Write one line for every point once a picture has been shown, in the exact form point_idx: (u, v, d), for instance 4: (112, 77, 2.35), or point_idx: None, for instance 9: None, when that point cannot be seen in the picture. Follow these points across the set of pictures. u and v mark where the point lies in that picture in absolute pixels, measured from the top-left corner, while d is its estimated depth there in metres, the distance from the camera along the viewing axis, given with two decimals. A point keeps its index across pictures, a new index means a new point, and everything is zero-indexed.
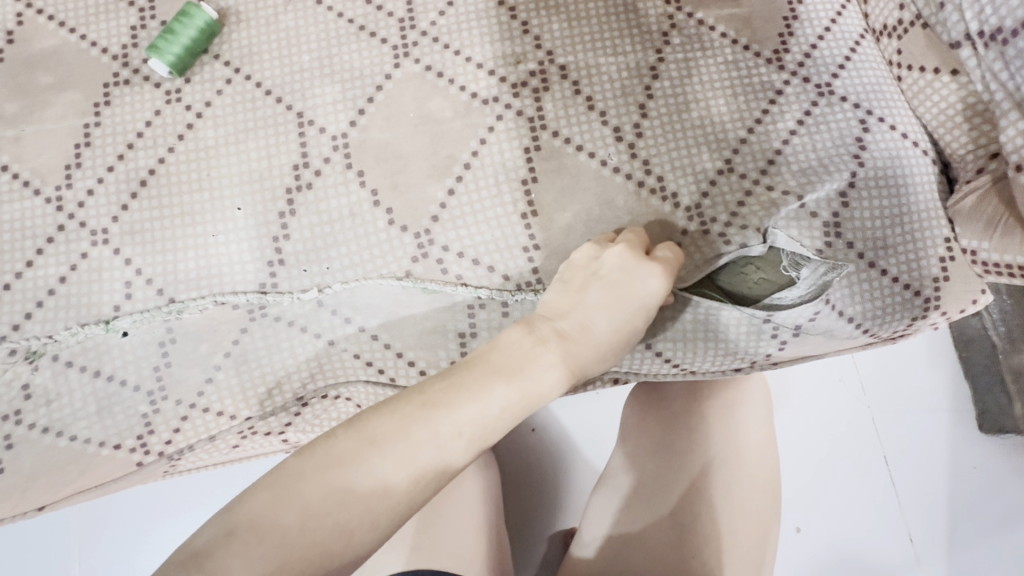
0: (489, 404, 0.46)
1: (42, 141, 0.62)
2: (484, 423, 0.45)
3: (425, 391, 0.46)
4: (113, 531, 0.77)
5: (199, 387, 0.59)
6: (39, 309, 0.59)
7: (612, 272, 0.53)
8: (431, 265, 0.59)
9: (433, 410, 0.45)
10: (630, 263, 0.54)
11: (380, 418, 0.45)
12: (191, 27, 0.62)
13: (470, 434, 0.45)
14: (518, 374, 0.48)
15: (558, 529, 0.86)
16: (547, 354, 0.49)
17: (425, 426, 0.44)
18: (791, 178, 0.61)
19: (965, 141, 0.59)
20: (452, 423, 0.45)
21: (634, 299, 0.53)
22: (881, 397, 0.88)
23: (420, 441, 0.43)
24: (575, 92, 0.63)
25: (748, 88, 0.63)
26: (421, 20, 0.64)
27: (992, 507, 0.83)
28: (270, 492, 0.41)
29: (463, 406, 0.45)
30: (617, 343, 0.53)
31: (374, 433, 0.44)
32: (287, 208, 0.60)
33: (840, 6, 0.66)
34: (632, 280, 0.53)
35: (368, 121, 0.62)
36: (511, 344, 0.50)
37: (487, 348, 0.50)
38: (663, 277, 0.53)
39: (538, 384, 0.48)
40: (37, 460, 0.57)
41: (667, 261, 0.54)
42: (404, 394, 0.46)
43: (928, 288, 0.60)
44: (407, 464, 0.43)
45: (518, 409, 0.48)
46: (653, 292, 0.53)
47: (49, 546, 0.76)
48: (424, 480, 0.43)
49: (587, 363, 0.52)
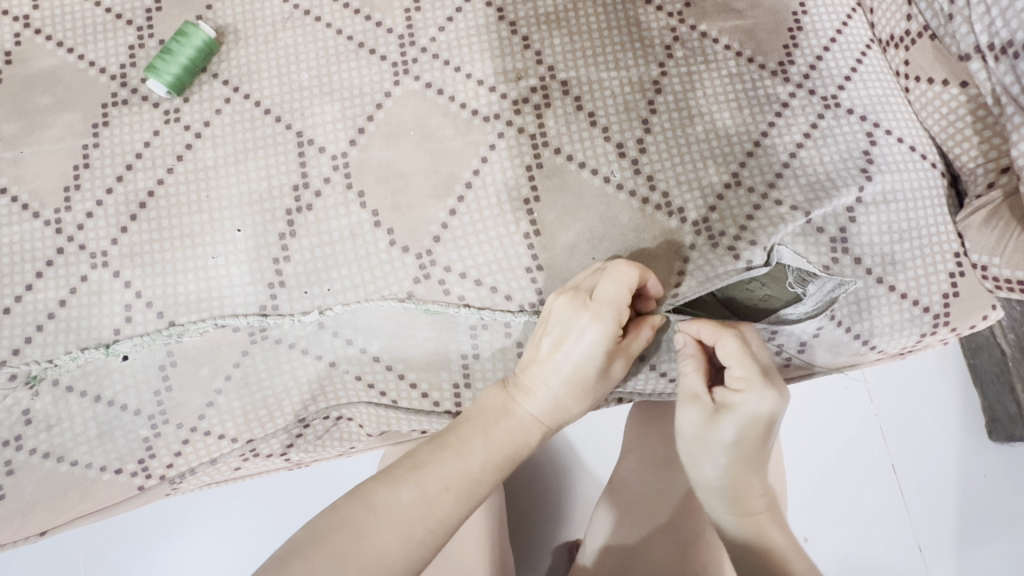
0: (471, 458, 0.49)
1: (41, 163, 0.61)
2: (469, 476, 0.48)
3: (415, 454, 0.49)
4: (120, 540, 0.80)
5: (199, 411, 0.58)
6: (39, 332, 0.58)
7: (555, 327, 0.53)
8: (433, 286, 0.59)
9: (420, 470, 0.47)
10: (569, 312, 0.53)
11: (376, 485, 0.47)
12: (189, 46, 0.61)
13: (457, 488, 0.47)
14: (495, 429, 0.51)
15: (561, 540, 0.85)
16: (524, 406, 0.52)
17: (415, 487, 0.47)
18: (799, 193, 0.59)
19: (974, 154, 0.58)
20: (438, 478, 0.47)
21: (572, 351, 0.52)
22: (886, 404, 0.88)
23: (413, 500, 0.46)
24: (578, 108, 0.62)
25: (754, 100, 0.63)
26: (421, 36, 0.63)
27: (996, 512, 0.84)
28: (278, 562, 0.43)
29: (447, 462, 0.48)
30: (570, 393, 0.52)
31: (371, 499, 0.46)
32: (287, 229, 0.59)
33: (846, 15, 0.65)
34: (569, 333, 0.52)
35: (368, 140, 0.61)
36: (493, 400, 0.53)
37: (472, 408, 0.53)
38: (596, 326, 0.51)
39: (519, 435, 0.51)
40: (38, 486, 0.57)
41: (604, 305, 0.51)
42: (398, 460, 0.49)
43: (937, 304, 0.59)
44: (402, 525, 0.45)
45: (503, 463, 0.50)
46: (591, 342, 0.51)
47: (58, 551, 0.80)
48: (420, 538, 0.45)
49: (551, 414, 0.52)
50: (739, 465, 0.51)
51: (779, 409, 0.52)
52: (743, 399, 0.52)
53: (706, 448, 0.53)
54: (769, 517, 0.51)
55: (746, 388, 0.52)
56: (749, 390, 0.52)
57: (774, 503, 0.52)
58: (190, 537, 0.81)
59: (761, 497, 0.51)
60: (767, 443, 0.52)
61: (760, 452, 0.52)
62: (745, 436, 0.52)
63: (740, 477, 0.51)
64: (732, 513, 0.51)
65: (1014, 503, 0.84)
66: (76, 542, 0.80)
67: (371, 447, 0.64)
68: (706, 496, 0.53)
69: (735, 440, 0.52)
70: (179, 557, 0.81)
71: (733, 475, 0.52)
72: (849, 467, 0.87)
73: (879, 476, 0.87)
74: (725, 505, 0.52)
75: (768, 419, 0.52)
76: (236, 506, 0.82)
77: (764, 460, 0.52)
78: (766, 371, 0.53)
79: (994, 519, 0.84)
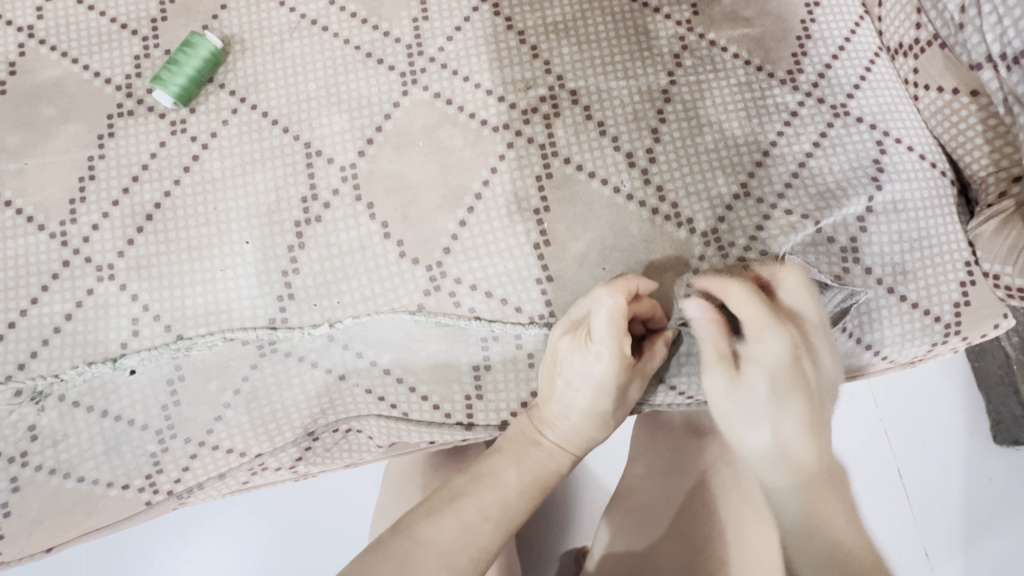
0: (506, 486, 0.51)
1: (45, 175, 0.60)
2: (507, 503, 0.50)
3: (451, 485, 0.51)
4: (127, 553, 0.80)
5: (208, 425, 0.58)
6: (45, 346, 0.58)
7: (564, 364, 0.53)
8: (444, 298, 0.58)
9: (459, 501, 0.49)
10: (573, 350, 0.53)
11: (420, 518, 0.48)
12: (196, 56, 0.61)
13: (495, 515, 0.49)
14: (526, 459, 0.52)
15: (568, 546, 0.85)
16: (549, 438, 0.54)
17: (456, 516, 0.48)
18: (809, 202, 0.60)
19: (985, 163, 0.57)
20: (478, 507, 0.49)
21: (585, 388, 0.52)
22: (892, 409, 0.88)
23: (455, 530, 0.47)
24: (587, 117, 0.62)
25: (763, 109, 0.62)
26: (429, 46, 0.63)
27: (1005, 513, 0.84)
28: None
29: (484, 492, 0.50)
30: (592, 423, 0.54)
31: (416, 531, 0.47)
32: (296, 241, 0.59)
33: (854, 23, 0.65)
34: (577, 371, 0.52)
35: (377, 151, 0.61)
36: (519, 431, 0.54)
37: (498, 441, 0.54)
38: (604, 361, 0.51)
39: (549, 462, 0.53)
40: (45, 503, 0.56)
41: (604, 344, 0.51)
42: (435, 492, 0.51)
43: (948, 313, 0.59)
44: (446, 556, 0.46)
45: (535, 490, 0.52)
46: (600, 378, 0.52)
47: (64, 562, 0.79)
48: (462, 567, 0.46)
49: (573, 444, 0.54)
50: (797, 442, 0.49)
51: (797, 345, 0.52)
52: (764, 346, 0.52)
53: (739, 409, 0.52)
54: (838, 506, 0.47)
55: (759, 338, 0.52)
56: (765, 338, 0.52)
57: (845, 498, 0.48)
58: (196, 548, 0.81)
59: (835, 496, 0.47)
60: (810, 401, 0.50)
61: (811, 417, 0.49)
62: (775, 385, 0.50)
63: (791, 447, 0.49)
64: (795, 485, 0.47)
65: (1019, 504, 0.84)
66: (81, 554, 0.79)
67: (379, 459, 0.63)
68: (758, 470, 0.50)
69: (771, 391, 0.50)
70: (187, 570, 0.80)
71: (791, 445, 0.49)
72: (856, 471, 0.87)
73: (885, 479, 0.86)
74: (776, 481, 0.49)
75: (791, 362, 0.51)
76: (244, 519, 0.82)
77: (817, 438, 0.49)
78: (773, 313, 0.53)
79: (1004, 521, 0.83)
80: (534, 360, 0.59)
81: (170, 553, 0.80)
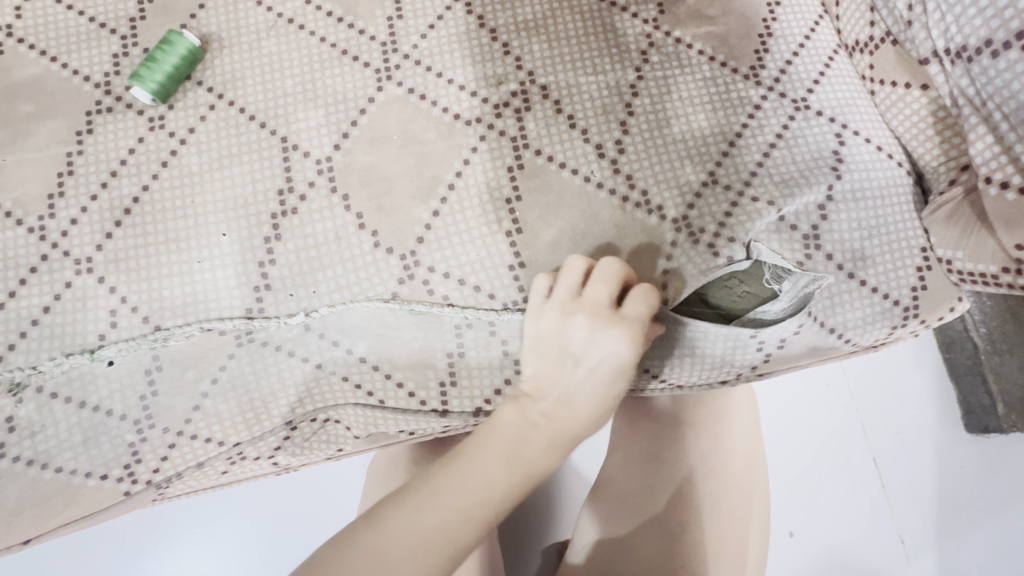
0: (492, 479, 0.49)
1: (23, 170, 0.61)
2: (490, 501, 0.48)
3: (432, 477, 0.49)
4: (110, 549, 0.80)
5: (185, 415, 0.59)
6: (23, 339, 0.58)
7: (578, 345, 0.55)
8: (417, 286, 0.60)
9: (439, 498, 0.47)
10: (596, 332, 0.55)
11: (394, 513, 0.47)
12: (173, 54, 0.62)
13: (477, 514, 0.48)
14: (514, 450, 0.51)
15: (552, 540, 0.86)
16: (540, 425, 0.53)
17: (434, 514, 0.47)
18: (774, 189, 0.62)
19: (937, 153, 0.60)
20: (461, 504, 0.47)
21: (601, 368, 0.55)
22: (865, 397, 0.91)
23: (432, 528, 0.46)
24: (557, 111, 0.64)
25: (728, 102, 0.65)
26: (403, 43, 0.65)
27: (976, 501, 0.86)
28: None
29: (469, 487, 0.48)
30: (595, 408, 0.55)
31: (388, 526, 0.46)
32: (272, 233, 0.60)
33: (813, 21, 0.67)
34: (597, 351, 0.55)
35: (352, 145, 0.62)
36: (507, 419, 0.53)
37: (484, 428, 0.53)
38: (628, 344, 0.55)
39: (540, 455, 0.52)
40: (21, 494, 0.56)
41: (635, 326, 0.55)
42: (413, 484, 0.49)
43: (906, 297, 0.61)
44: (420, 554, 0.45)
45: (520, 483, 0.50)
46: (619, 359, 0.54)
47: (46, 560, 0.79)
48: (438, 564, 0.46)
49: (566, 431, 0.53)
50: None
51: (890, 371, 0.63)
52: None
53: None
54: None
55: None
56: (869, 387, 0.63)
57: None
58: (180, 545, 0.81)
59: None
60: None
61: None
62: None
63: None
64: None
65: (990, 491, 0.86)
66: (63, 551, 0.80)
67: (360, 451, 0.63)
68: None
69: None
70: (170, 571, 0.80)
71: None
72: (832, 459, 0.89)
73: (860, 467, 0.89)
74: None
75: None
76: (228, 514, 0.82)
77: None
78: None
79: (975, 507, 0.85)
80: (507, 347, 0.60)
81: (153, 553, 0.80)
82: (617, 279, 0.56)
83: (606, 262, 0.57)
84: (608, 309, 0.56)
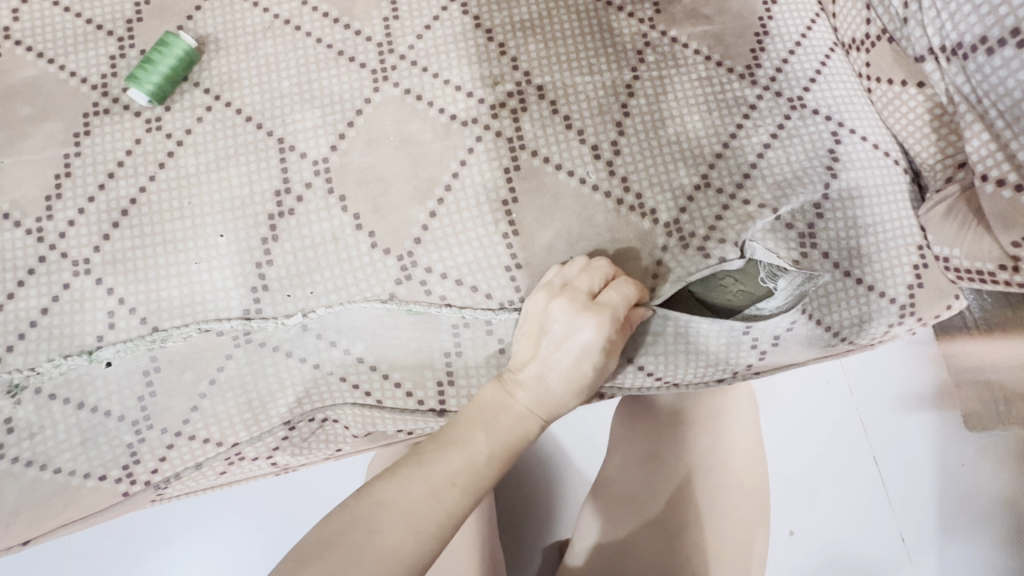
0: (475, 449, 0.51)
1: (21, 172, 0.61)
2: (475, 469, 0.50)
3: (420, 451, 0.52)
4: (109, 550, 0.80)
5: (183, 416, 0.59)
6: (21, 340, 0.58)
7: (555, 327, 0.56)
8: (415, 286, 0.60)
9: (425, 467, 0.50)
10: (570, 315, 0.56)
11: (386, 483, 0.49)
12: (170, 56, 0.62)
13: (463, 482, 0.50)
14: (496, 423, 0.53)
15: (553, 538, 0.86)
16: (521, 401, 0.55)
17: (422, 481, 0.49)
18: (766, 192, 0.62)
19: (933, 151, 0.60)
20: (445, 473, 0.50)
21: (573, 349, 0.55)
22: (865, 396, 0.91)
23: (422, 495, 0.48)
24: (553, 112, 0.64)
25: (723, 102, 0.65)
26: (399, 44, 0.65)
27: (979, 501, 0.86)
28: (293, 561, 0.45)
29: (453, 457, 0.50)
30: (569, 387, 0.56)
31: (382, 496, 0.48)
32: (270, 233, 0.60)
33: (809, 20, 0.67)
34: (570, 333, 0.55)
35: (349, 145, 0.62)
36: (492, 397, 0.55)
37: (470, 406, 0.55)
38: (598, 328, 0.55)
39: (520, 428, 0.54)
40: (21, 495, 0.57)
41: (606, 311, 0.55)
42: (404, 458, 0.52)
43: (903, 295, 0.61)
44: (411, 520, 0.47)
45: (504, 454, 0.52)
46: (588, 344, 0.55)
47: (46, 560, 0.80)
48: (429, 530, 0.47)
49: (546, 407, 0.55)
50: None
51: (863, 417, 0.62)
52: None
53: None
54: None
55: None
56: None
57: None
58: (180, 546, 0.81)
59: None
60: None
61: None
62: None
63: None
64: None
65: (992, 491, 0.86)
66: (63, 552, 0.80)
67: (358, 449, 0.64)
68: None
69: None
70: (170, 571, 0.80)
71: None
72: (832, 459, 0.89)
73: (860, 465, 0.89)
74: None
75: None
76: (227, 515, 0.82)
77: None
78: None
79: (977, 508, 0.85)
80: (504, 346, 0.61)
81: (153, 554, 0.81)
82: (598, 270, 0.58)
83: (599, 258, 0.58)
84: (584, 296, 0.56)
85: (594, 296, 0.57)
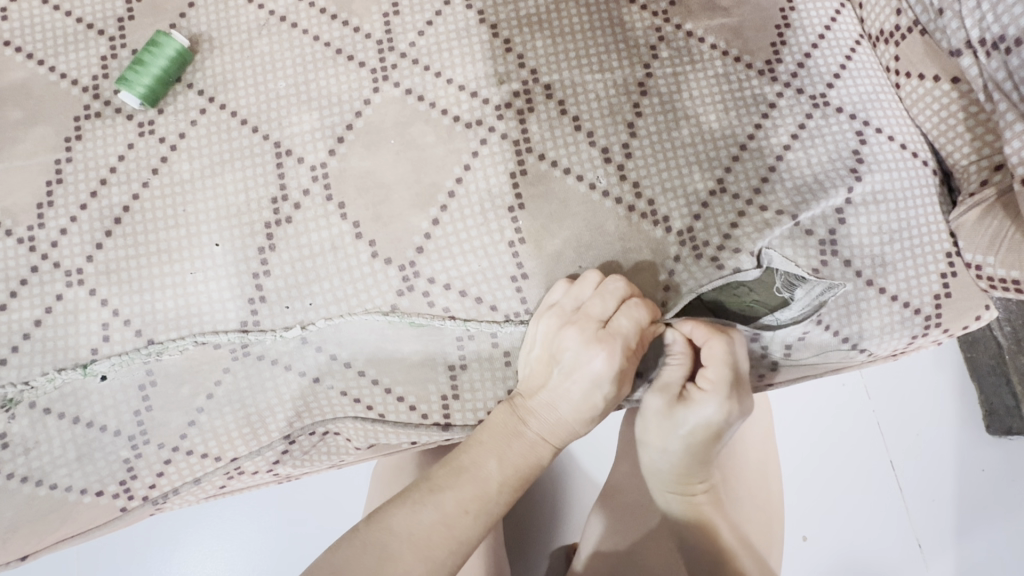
0: (487, 478, 0.51)
1: (11, 179, 0.59)
2: (487, 497, 0.51)
3: (431, 477, 0.51)
4: (115, 557, 0.80)
5: (180, 430, 0.57)
6: (15, 353, 0.57)
7: (565, 356, 0.54)
8: (417, 298, 0.58)
9: (437, 494, 0.50)
10: (581, 344, 0.54)
11: (397, 511, 0.49)
12: (162, 56, 0.59)
13: (475, 509, 0.50)
14: (506, 449, 0.53)
15: (558, 542, 0.83)
16: (533, 429, 0.54)
17: (433, 509, 0.49)
18: (785, 197, 0.58)
19: (967, 152, 0.56)
20: (458, 500, 0.50)
21: (583, 379, 0.54)
22: (886, 401, 0.87)
23: (434, 523, 0.48)
24: (562, 112, 0.60)
25: (740, 101, 0.61)
26: (400, 41, 0.62)
27: (1000, 505, 0.83)
28: None
29: (463, 485, 0.51)
30: (580, 418, 0.55)
31: (393, 524, 0.48)
32: (266, 243, 0.58)
33: (834, 11, 0.63)
34: (579, 362, 0.54)
35: (348, 150, 0.60)
36: (502, 422, 0.54)
37: (480, 430, 0.54)
38: (609, 359, 0.53)
39: (532, 457, 0.54)
40: (16, 512, 0.55)
41: (617, 340, 0.54)
42: (415, 483, 0.52)
43: (928, 305, 0.58)
44: (423, 548, 0.47)
45: (517, 481, 0.53)
46: (599, 374, 0.53)
47: (54, 566, 0.80)
48: (441, 559, 0.48)
49: (556, 436, 0.55)
50: None
51: (731, 413, 0.57)
52: None
53: (662, 443, 0.60)
54: None
55: None
56: (711, 391, 0.57)
57: (714, 490, 0.63)
58: (186, 551, 0.80)
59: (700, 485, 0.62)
60: (716, 442, 0.59)
61: (707, 451, 0.59)
62: (698, 435, 0.58)
63: (684, 469, 0.60)
64: (675, 499, 0.63)
65: (1013, 495, 0.83)
66: (69, 559, 0.79)
67: (361, 459, 0.63)
68: None
69: (684, 438, 0.58)
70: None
71: (677, 467, 0.60)
72: (849, 463, 0.86)
73: (878, 471, 0.86)
74: (672, 492, 0.63)
75: None
76: (233, 520, 0.81)
77: (711, 456, 0.59)
78: None
79: (997, 513, 0.82)
80: (512, 358, 0.59)
81: (161, 557, 0.80)
82: (611, 294, 0.54)
83: (613, 277, 0.54)
84: (596, 322, 0.54)
85: (606, 322, 0.54)
